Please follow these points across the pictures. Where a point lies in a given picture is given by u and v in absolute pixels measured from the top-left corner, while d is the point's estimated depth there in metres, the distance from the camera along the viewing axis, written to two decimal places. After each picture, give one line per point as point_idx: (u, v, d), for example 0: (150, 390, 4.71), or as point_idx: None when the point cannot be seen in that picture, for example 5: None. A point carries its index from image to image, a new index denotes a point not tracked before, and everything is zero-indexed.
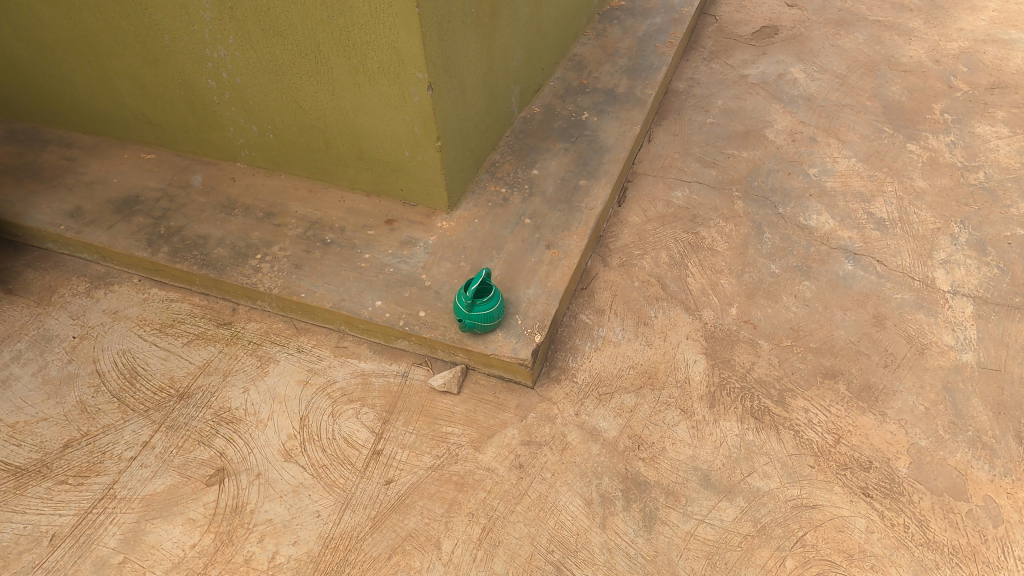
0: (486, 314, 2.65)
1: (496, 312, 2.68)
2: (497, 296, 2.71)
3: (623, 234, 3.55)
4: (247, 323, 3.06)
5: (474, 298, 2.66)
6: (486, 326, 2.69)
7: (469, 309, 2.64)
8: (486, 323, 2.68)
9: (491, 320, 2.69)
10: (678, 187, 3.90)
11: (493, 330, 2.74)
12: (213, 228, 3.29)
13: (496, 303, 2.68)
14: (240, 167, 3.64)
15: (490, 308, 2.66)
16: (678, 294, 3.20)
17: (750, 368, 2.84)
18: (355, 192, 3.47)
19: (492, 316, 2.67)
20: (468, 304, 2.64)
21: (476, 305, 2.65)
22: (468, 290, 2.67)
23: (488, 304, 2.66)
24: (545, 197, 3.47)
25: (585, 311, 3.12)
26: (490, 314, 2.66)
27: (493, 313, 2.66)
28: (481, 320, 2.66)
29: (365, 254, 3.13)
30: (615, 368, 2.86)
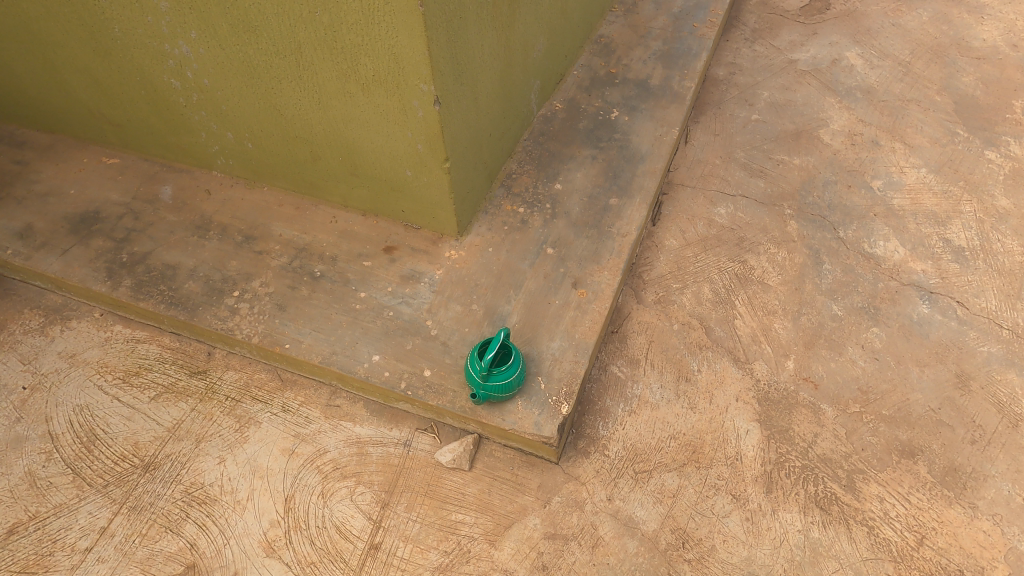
0: (504, 384, 2.21)
1: (516, 379, 2.24)
2: (518, 359, 2.26)
3: (659, 262, 3.06)
4: (224, 373, 2.63)
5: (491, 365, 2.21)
6: (505, 396, 2.26)
7: (485, 380, 2.21)
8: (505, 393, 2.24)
9: (511, 390, 2.26)
10: (721, 202, 3.39)
11: (511, 397, 2.31)
12: (184, 256, 2.82)
13: (516, 370, 2.23)
14: (216, 177, 3.14)
15: (509, 376, 2.21)
16: (724, 341, 2.75)
17: (813, 442, 2.42)
18: (348, 210, 2.98)
19: (511, 385, 2.23)
20: (483, 373, 2.20)
21: (492, 373, 2.21)
22: (483, 357, 2.21)
23: (507, 371, 2.22)
24: (571, 219, 2.97)
25: (616, 361, 2.67)
26: (509, 383, 2.22)
27: (513, 382, 2.22)
28: (498, 390, 2.23)
29: (360, 292, 2.67)
30: (654, 439, 2.44)
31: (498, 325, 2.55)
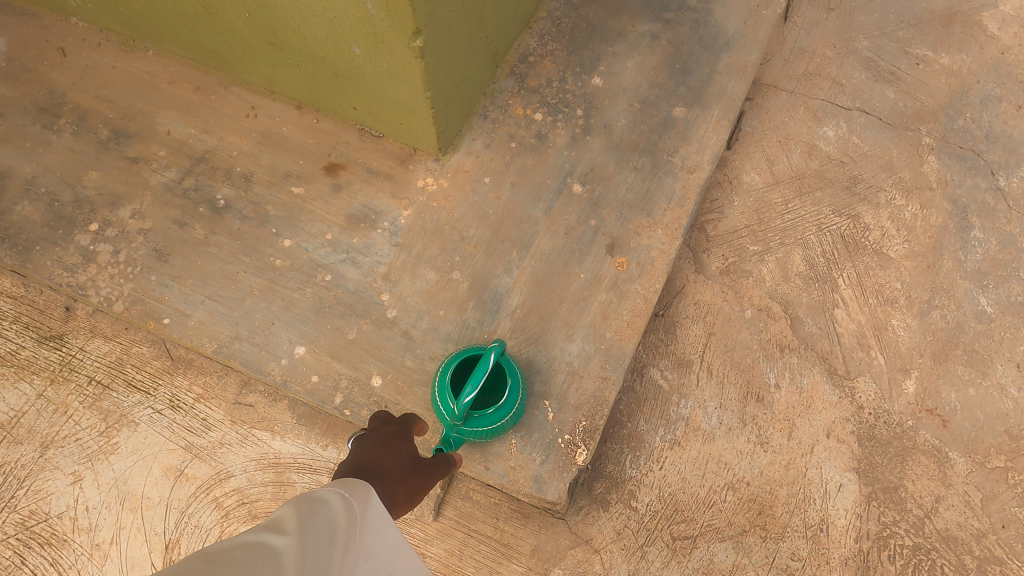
0: (491, 430, 1.44)
1: (512, 420, 1.47)
2: (515, 389, 1.47)
3: (732, 210, 2.09)
4: (87, 342, 1.80)
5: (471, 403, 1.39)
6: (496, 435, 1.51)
7: (463, 428, 1.42)
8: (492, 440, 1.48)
9: (504, 429, 1.49)
10: (830, 119, 2.31)
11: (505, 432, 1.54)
12: (20, 159, 1.85)
13: (512, 407, 1.46)
14: (74, 28, 2.04)
15: (501, 418, 1.44)
16: (817, 342, 1.89)
17: (933, 510, 1.68)
18: (276, 99, 1.96)
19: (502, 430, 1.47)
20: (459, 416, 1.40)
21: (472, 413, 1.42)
22: (459, 401, 1.37)
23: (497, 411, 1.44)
24: (612, 138, 1.95)
25: (658, 363, 1.84)
26: (499, 428, 1.46)
27: (506, 425, 1.46)
28: (481, 437, 1.46)
29: (285, 239, 1.75)
30: (703, 489, 1.69)
31: (489, 310, 1.68)
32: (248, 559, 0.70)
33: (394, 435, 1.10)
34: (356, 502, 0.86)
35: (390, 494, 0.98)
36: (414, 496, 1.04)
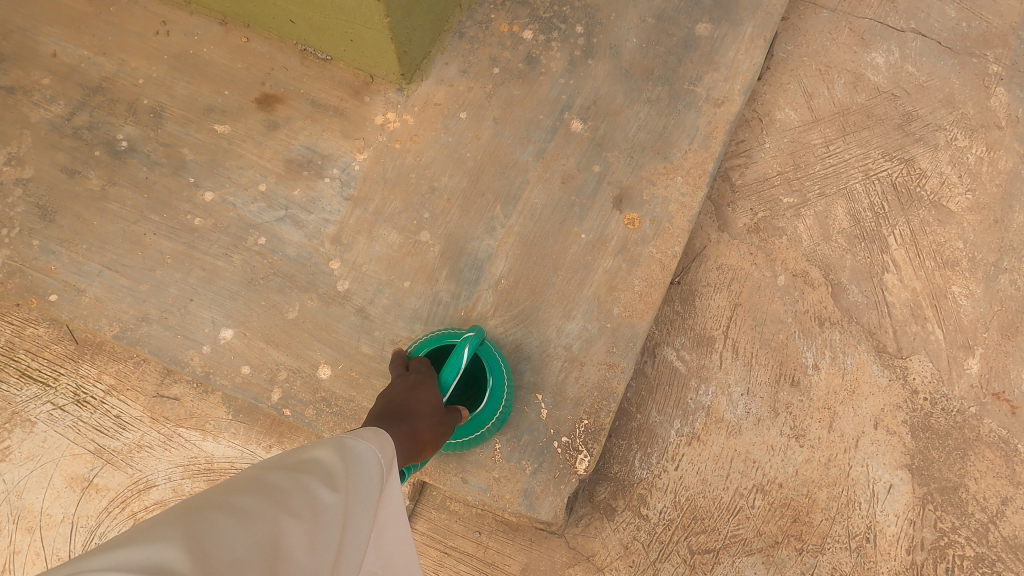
0: (467, 442, 1.16)
1: (494, 429, 1.19)
2: (498, 391, 1.18)
3: (763, 153, 1.73)
4: None
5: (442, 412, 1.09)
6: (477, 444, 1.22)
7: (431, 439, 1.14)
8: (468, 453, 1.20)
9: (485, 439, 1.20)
10: (880, 43, 1.91)
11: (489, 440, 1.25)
12: None
13: (495, 414, 1.18)
14: None
15: (480, 428, 1.16)
16: (863, 313, 1.57)
17: (997, 514, 1.41)
18: (193, 11, 1.53)
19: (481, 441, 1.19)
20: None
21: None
22: None
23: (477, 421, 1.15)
24: (620, 62, 1.55)
25: (674, 341, 1.52)
26: (478, 440, 1.18)
27: (487, 436, 1.18)
28: (455, 449, 1.17)
29: (205, 192, 1.38)
30: (727, 492, 1.40)
31: (467, 280, 1.34)
32: (303, 503, 0.66)
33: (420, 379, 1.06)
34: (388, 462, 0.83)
35: (418, 439, 0.97)
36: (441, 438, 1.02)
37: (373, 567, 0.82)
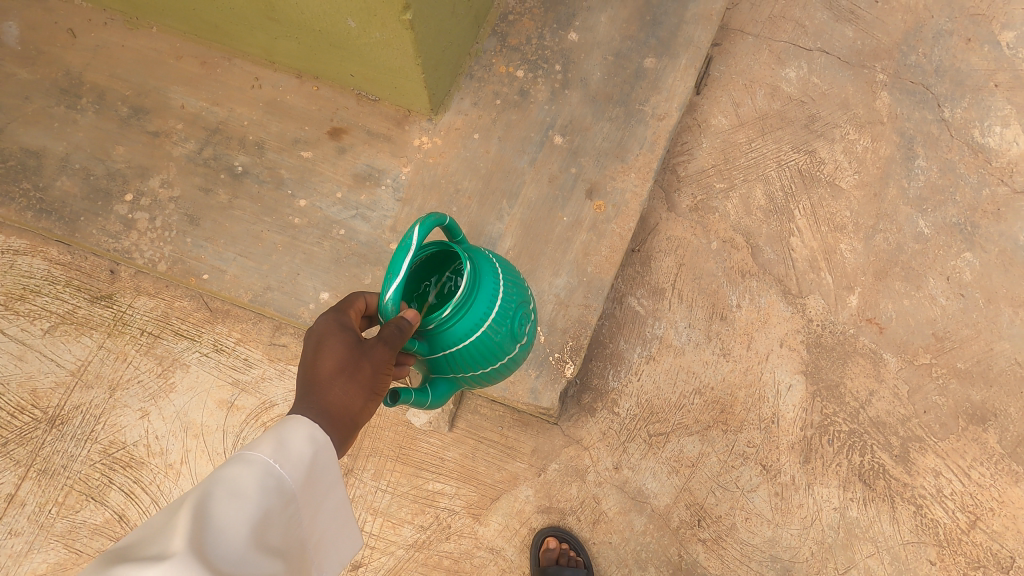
0: (481, 353, 1.22)
1: (496, 326, 1.21)
2: (481, 286, 1.19)
3: (701, 151, 2.30)
4: (135, 300, 2.05)
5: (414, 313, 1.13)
6: (500, 351, 1.26)
7: (448, 360, 1.21)
8: (488, 360, 1.25)
9: (500, 344, 1.24)
10: (792, 60, 2.46)
11: (513, 342, 1.27)
12: (49, 137, 2.02)
13: (485, 309, 1.19)
14: (78, 8, 2.16)
15: (477, 330, 1.18)
16: (774, 267, 2.15)
17: (867, 402, 1.99)
18: (276, 69, 2.11)
19: (491, 344, 1.22)
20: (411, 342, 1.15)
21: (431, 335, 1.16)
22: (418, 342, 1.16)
23: (466, 322, 1.17)
24: (588, 91, 2.13)
25: (634, 292, 2.11)
26: (483, 341, 1.20)
27: (490, 335, 1.20)
28: (471, 360, 1.22)
29: (299, 199, 1.97)
30: (674, 394, 1.99)
31: None
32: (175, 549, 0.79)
33: (324, 330, 1.08)
34: (296, 460, 0.95)
35: (338, 396, 1.03)
36: (376, 368, 1.06)
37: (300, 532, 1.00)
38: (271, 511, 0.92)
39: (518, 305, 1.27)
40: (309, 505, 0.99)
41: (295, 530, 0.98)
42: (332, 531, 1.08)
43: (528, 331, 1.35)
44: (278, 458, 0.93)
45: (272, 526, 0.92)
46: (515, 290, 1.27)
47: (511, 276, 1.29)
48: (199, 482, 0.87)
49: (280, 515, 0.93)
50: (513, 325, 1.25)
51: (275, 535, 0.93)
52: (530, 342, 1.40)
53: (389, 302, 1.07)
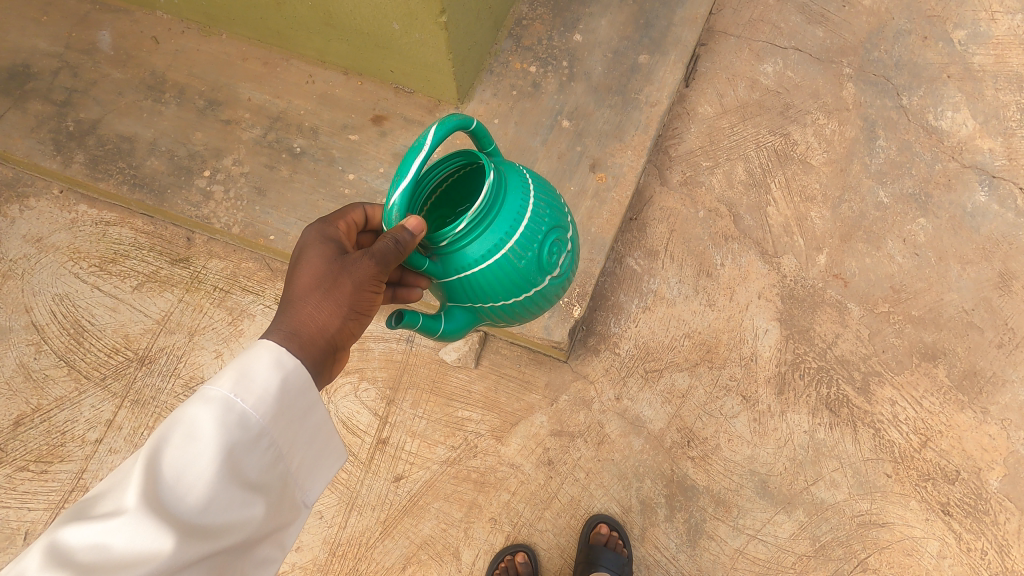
0: (501, 277, 1.35)
1: (518, 249, 1.33)
2: (504, 209, 1.31)
3: (689, 135, 2.66)
4: (208, 261, 2.42)
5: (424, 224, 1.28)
6: (523, 278, 1.37)
7: (471, 279, 1.35)
8: (514, 285, 1.38)
9: (520, 269, 1.35)
10: (769, 57, 2.82)
11: (536, 272, 1.38)
12: (140, 125, 2.42)
13: (507, 227, 1.31)
14: (161, 20, 2.59)
15: (495, 251, 1.31)
16: (753, 232, 2.49)
17: (833, 343, 2.32)
18: (327, 67, 2.50)
19: (514, 267, 1.34)
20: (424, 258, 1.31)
21: (452, 250, 1.31)
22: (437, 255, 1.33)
23: (484, 243, 1.30)
24: (591, 83, 2.50)
25: (632, 253, 2.45)
26: (503, 263, 1.33)
27: (508, 258, 1.32)
28: (495, 282, 1.35)
29: (348, 174, 2.34)
30: (667, 337, 2.33)
31: None
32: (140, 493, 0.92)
33: (310, 246, 1.38)
34: (254, 394, 1.07)
35: (320, 310, 1.27)
36: (359, 285, 1.30)
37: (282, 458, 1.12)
38: (240, 444, 1.04)
39: (546, 232, 1.37)
40: (285, 434, 1.12)
41: (274, 458, 1.11)
42: (312, 455, 1.22)
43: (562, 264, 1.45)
44: (238, 392, 1.06)
45: (242, 455, 1.04)
46: (545, 216, 1.38)
47: (544, 200, 1.39)
48: (159, 426, 0.99)
49: (253, 442, 1.06)
50: (539, 250, 1.36)
51: (252, 466, 1.06)
52: (564, 277, 1.49)
53: (395, 206, 1.23)
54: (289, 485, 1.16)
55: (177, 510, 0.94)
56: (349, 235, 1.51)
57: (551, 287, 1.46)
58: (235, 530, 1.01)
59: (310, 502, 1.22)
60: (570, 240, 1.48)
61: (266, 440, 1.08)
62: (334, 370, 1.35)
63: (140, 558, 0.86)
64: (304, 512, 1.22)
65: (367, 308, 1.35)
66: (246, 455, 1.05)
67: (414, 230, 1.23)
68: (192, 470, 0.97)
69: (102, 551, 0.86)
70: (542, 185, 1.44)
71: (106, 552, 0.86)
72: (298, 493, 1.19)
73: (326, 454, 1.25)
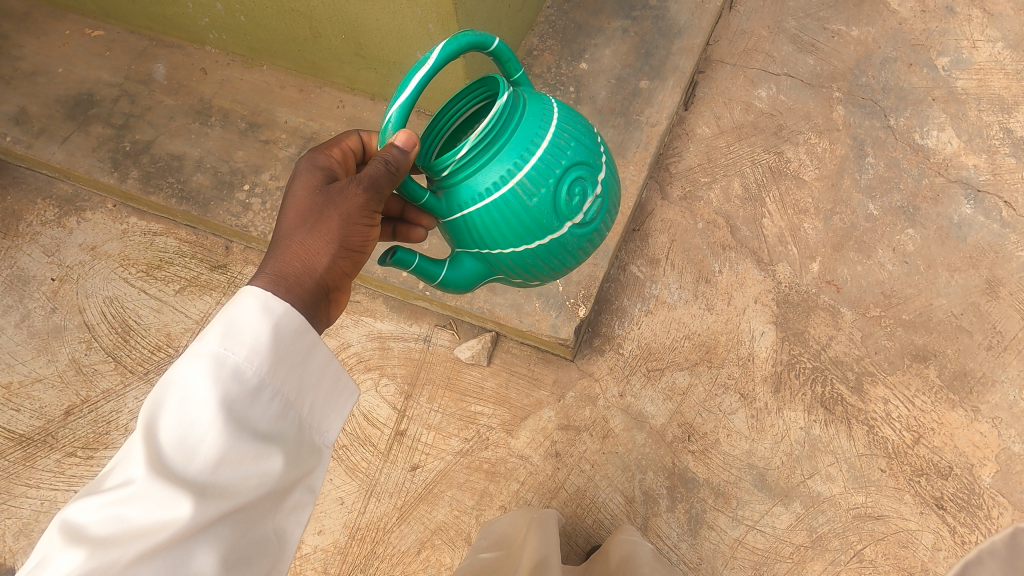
0: (514, 212, 1.44)
1: (529, 185, 1.42)
2: (516, 137, 1.42)
3: (688, 153, 2.86)
4: (244, 267, 2.64)
5: (418, 142, 1.42)
6: (537, 216, 1.45)
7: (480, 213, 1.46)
8: (527, 227, 1.46)
9: (532, 206, 1.44)
10: (764, 83, 3.02)
11: (554, 213, 1.46)
12: (188, 145, 2.70)
13: (517, 159, 1.42)
14: (210, 54, 2.90)
15: (504, 186, 1.43)
16: (750, 241, 2.65)
17: (827, 345, 2.44)
18: (356, 93, 2.76)
19: (523, 205, 1.44)
20: (424, 192, 1.46)
21: (461, 179, 1.44)
22: (443, 185, 1.47)
23: (491, 174, 1.43)
24: (596, 106, 2.73)
25: (635, 261, 2.63)
26: (511, 198, 1.43)
27: (516, 192, 1.43)
28: (507, 217, 1.45)
29: None
30: (668, 338, 2.47)
31: None
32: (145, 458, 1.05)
33: (302, 176, 1.51)
34: (246, 345, 1.16)
35: (307, 246, 1.39)
36: (348, 218, 1.42)
37: (286, 408, 1.21)
38: (239, 395, 1.13)
39: (565, 169, 1.45)
40: (286, 381, 1.21)
41: (282, 407, 1.20)
42: (324, 397, 1.30)
43: (586, 211, 1.50)
44: (229, 346, 1.15)
45: (243, 406, 1.13)
46: (566, 151, 1.45)
47: (567, 134, 1.47)
48: (158, 393, 1.10)
49: (251, 390, 1.15)
50: (552, 187, 1.44)
51: (255, 416, 1.15)
52: (591, 225, 1.53)
53: (391, 119, 1.36)
54: (303, 429, 1.25)
55: (186, 467, 1.06)
56: (343, 161, 1.65)
57: (573, 236, 1.51)
58: (250, 477, 1.12)
59: (332, 441, 1.31)
60: (601, 185, 1.52)
61: (268, 389, 1.18)
62: (331, 306, 1.48)
63: (160, 516, 1.00)
64: (326, 453, 1.31)
65: (360, 244, 1.48)
66: (249, 408, 1.14)
67: (403, 146, 1.37)
68: (192, 430, 1.08)
69: (126, 511, 1.01)
70: (574, 122, 1.51)
71: (129, 511, 1.00)
72: (316, 434, 1.28)
73: (338, 393, 1.32)
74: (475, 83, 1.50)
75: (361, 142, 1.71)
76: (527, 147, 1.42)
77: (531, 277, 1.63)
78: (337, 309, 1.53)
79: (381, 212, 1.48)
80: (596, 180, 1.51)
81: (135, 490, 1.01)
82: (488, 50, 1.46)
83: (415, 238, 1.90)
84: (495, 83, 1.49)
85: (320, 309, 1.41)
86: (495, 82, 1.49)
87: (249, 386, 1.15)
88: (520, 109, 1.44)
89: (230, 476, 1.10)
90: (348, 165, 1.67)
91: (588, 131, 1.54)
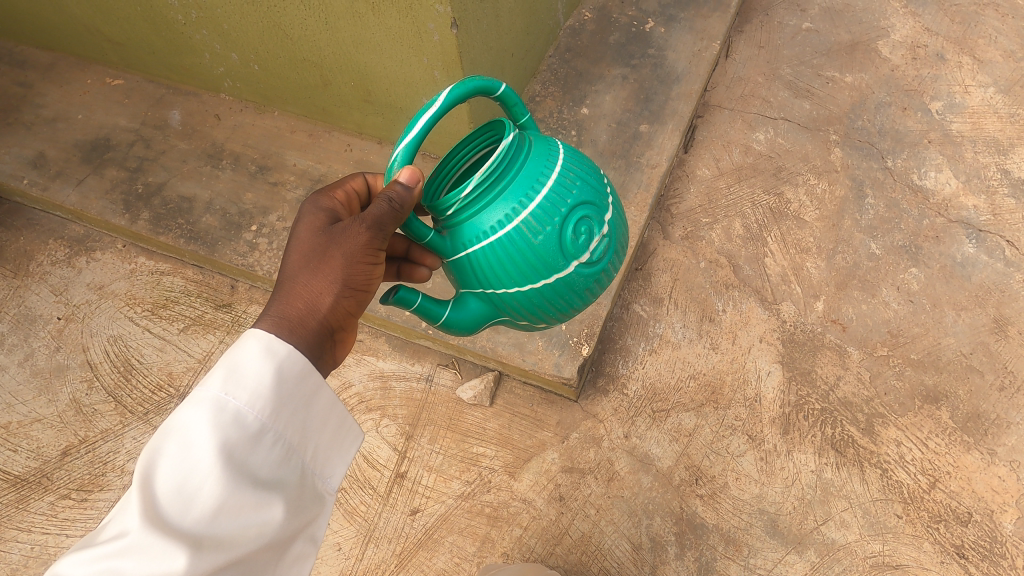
0: (519, 251, 1.45)
1: (534, 223, 1.44)
2: (520, 177, 1.45)
3: (689, 194, 2.90)
4: (248, 306, 2.65)
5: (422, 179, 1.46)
6: (544, 255, 1.46)
7: (484, 253, 1.47)
8: (532, 266, 1.47)
9: (538, 244, 1.45)
10: (761, 126, 3.09)
11: (560, 252, 1.46)
12: (199, 187, 2.77)
13: (521, 198, 1.44)
14: (224, 101, 3.01)
15: (509, 224, 1.44)
16: (752, 281, 2.65)
17: (835, 385, 2.40)
18: (364, 138, 2.84)
19: (528, 244, 1.45)
20: (429, 231, 1.48)
21: (465, 219, 1.47)
22: (448, 225, 1.49)
23: (496, 213, 1.45)
24: (597, 149, 2.79)
25: (638, 300, 2.63)
26: (515, 237, 1.45)
27: (521, 230, 1.44)
28: (512, 256, 1.46)
29: None
30: (674, 378, 2.44)
31: None
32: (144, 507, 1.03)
33: (305, 220, 1.52)
34: (248, 390, 1.15)
35: (312, 288, 1.40)
36: (350, 258, 1.42)
37: (289, 453, 1.19)
38: (239, 442, 1.11)
39: (570, 208, 1.47)
40: (288, 426, 1.19)
41: (284, 453, 1.18)
42: (328, 441, 1.28)
43: (593, 250, 1.50)
44: (230, 390, 1.14)
45: (244, 452, 1.11)
46: (572, 190, 1.47)
47: (573, 173, 1.50)
48: (160, 440, 1.09)
49: (253, 436, 1.13)
50: (558, 225, 1.45)
51: (255, 462, 1.13)
52: (598, 264, 1.53)
53: (397, 157, 1.39)
54: (305, 476, 1.22)
55: (183, 518, 1.03)
56: (348, 204, 1.66)
57: (580, 275, 1.51)
58: (250, 527, 1.09)
59: (336, 488, 1.28)
60: (607, 224, 1.54)
61: (270, 434, 1.16)
62: (336, 348, 1.47)
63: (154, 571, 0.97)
64: (329, 501, 1.28)
65: (364, 283, 1.47)
66: (249, 455, 1.12)
67: (407, 183, 1.40)
68: (192, 479, 1.06)
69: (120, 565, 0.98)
70: (579, 162, 1.54)
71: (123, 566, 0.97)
72: (318, 481, 1.26)
73: (342, 436, 1.31)
74: (482, 127, 1.54)
75: (366, 184, 1.72)
76: (532, 186, 1.45)
77: (537, 319, 1.62)
78: (343, 350, 1.52)
79: (384, 250, 1.48)
80: (603, 219, 1.52)
81: (130, 542, 0.98)
82: (494, 94, 1.50)
83: (420, 277, 1.89)
84: (502, 126, 1.52)
85: (325, 350, 1.39)
86: (501, 125, 1.52)
87: (251, 432, 1.13)
88: (525, 151, 1.48)
89: (228, 527, 1.07)
90: (353, 207, 1.68)
91: (595, 172, 1.56)
